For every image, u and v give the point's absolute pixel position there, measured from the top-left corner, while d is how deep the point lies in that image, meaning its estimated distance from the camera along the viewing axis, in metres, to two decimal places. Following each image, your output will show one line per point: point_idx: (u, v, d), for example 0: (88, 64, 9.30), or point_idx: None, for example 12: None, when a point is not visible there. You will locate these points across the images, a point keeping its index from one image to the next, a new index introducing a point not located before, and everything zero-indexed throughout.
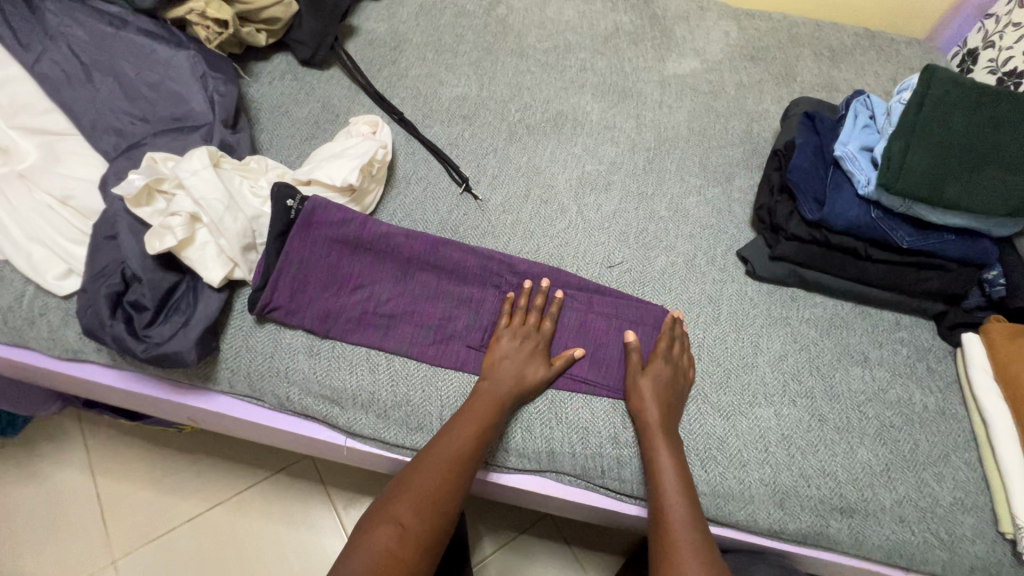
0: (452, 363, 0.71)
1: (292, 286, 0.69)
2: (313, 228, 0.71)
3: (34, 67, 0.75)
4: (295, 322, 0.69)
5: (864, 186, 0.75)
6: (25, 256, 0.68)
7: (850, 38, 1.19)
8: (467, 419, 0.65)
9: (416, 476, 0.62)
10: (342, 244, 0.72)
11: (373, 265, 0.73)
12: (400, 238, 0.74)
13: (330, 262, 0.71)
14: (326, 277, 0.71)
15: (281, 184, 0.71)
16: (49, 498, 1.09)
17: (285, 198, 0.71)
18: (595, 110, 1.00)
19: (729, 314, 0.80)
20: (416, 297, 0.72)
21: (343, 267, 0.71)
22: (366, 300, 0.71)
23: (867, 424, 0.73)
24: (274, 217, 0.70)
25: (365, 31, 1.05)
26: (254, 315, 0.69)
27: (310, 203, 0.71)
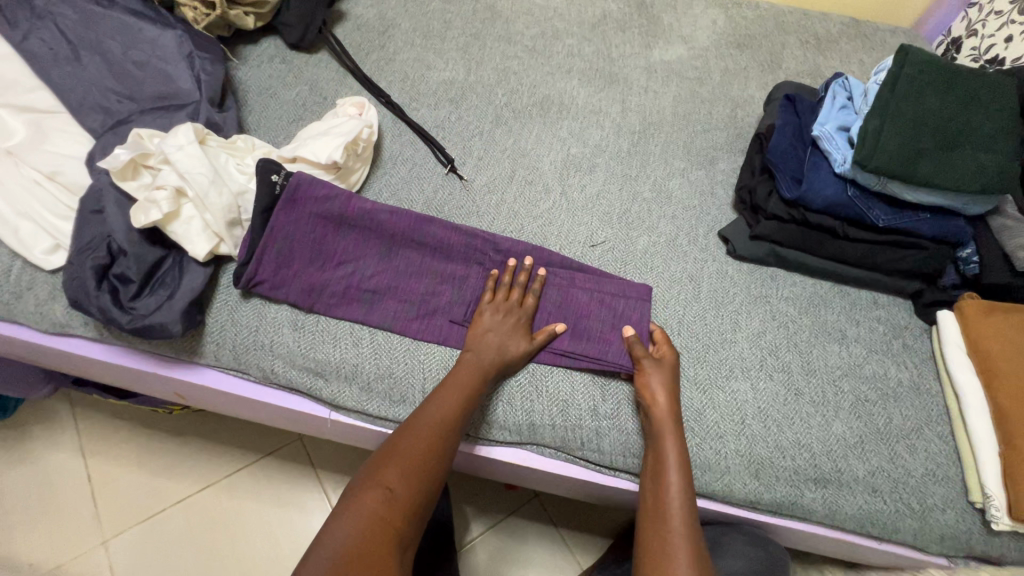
0: (435, 338, 0.72)
1: (277, 261, 0.70)
2: (299, 204, 0.72)
3: (22, 45, 0.76)
4: (280, 296, 0.70)
5: (840, 165, 0.76)
6: (12, 230, 0.69)
7: (836, 27, 1.20)
8: (454, 389, 0.66)
9: (404, 444, 0.62)
10: (328, 219, 0.73)
11: (358, 241, 0.74)
12: (384, 214, 0.74)
13: (316, 237, 0.72)
14: (312, 253, 0.72)
15: (267, 159, 0.72)
16: (40, 479, 1.09)
17: (270, 173, 0.71)
18: (581, 94, 1.01)
19: (710, 292, 0.81)
20: (401, 274, 0.74)
21: (329, 243, 0.73)
22: (349, 275, 0.72)
23: (842, 398, 0.74)
24: (260, 192, 0.71)
25: (353, 16, 1.06)
26: (240, 289, 0.70)
27: (294, 178, 0.72)
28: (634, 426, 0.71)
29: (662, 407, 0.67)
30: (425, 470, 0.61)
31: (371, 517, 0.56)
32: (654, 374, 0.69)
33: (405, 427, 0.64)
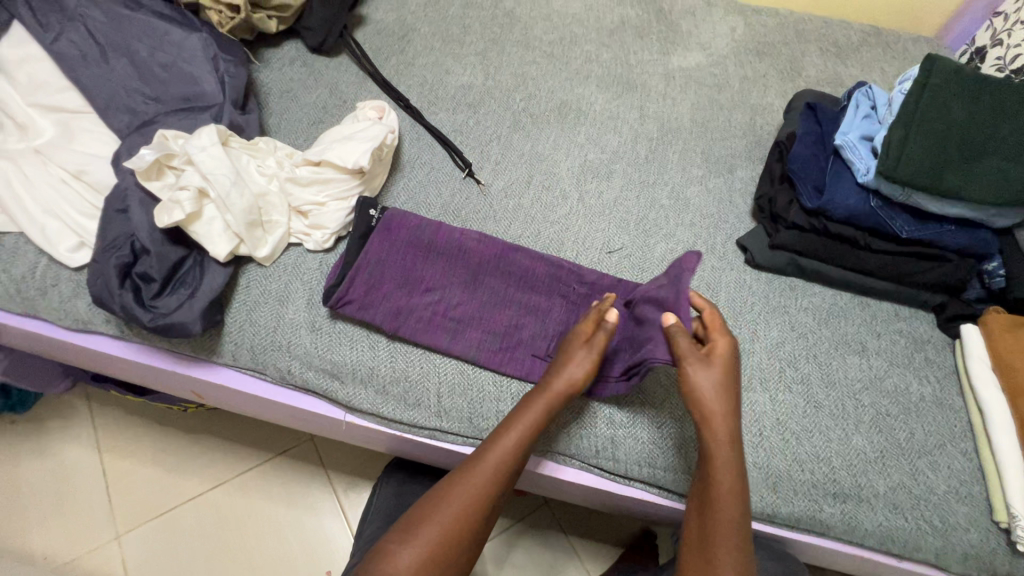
0: (519, 371, 0.71)
1: (367, 282, 0.71)
2: (393, 227, 0.75)
3: (51, 46, 0.77)
4: (366, 318, 0.70)
5: (863, 175, 0.75)
6: (39, 228, 0.70)
7: (857, 35, 1.19)
8: (511, 430, 0.63)
9: (456, 494, 0.61)
10: (418, 243, 0.75)
11: (439, 264, 0.75)
12: (464, 239, 0.76)
13: (405, 260, 0.74)
14: (400, 278, 0.73)
15: (363, 195, 0.76)
16: (56, 473, 1.11)
17: (368, 208, 0.75)
18: (599, 100, 1.01)
19: (727, 301, 0.80)
20: (439, 284, 0.74)
21: (417, 270, 0.74)
22: (424, 296, 0.73)
23: (863, 411, 0.73)
24: (357, 223, 0.74)
25: (374, 20, 1.06)
26: (327, 307, 0.70)
27: (389, 212, 0.76)
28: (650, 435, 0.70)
29: (719, 442, 0.62)
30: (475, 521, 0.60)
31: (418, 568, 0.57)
32: (706, 375, 0.63)
33: (459, 472, 0.62)
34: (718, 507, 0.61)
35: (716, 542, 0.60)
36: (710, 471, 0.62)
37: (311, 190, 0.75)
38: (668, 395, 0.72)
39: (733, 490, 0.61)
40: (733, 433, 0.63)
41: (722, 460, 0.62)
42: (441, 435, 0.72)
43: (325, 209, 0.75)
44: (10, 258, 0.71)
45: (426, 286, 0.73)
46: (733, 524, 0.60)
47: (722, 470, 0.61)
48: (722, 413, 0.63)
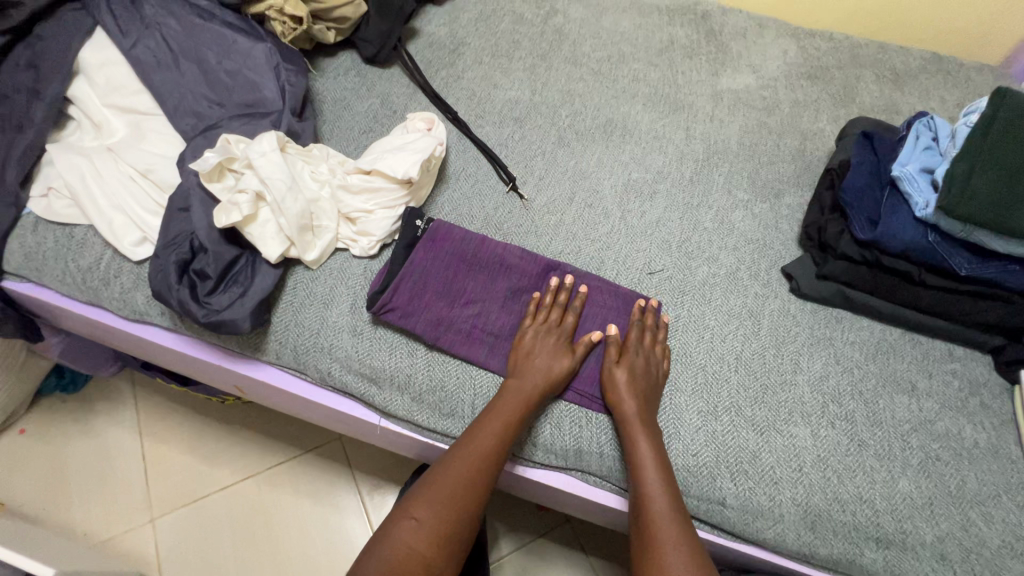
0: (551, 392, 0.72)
1: (411, 290, 0.72)
2: (437, 237, 0.76)
3: (129, 51, 0.81)
4: (406, 325, 0.71)
5: (922, 209, 0.72)
6: (107, 221, 0.74)
7: (916, 62, 1.15)
8: (487, 432, 0.65)
9: (439, 491, 0.63)
10: (462, 256, 0.76)
11: (480, 279, 0.75)
12: (507, 255, 0.77)
13: (450, 271, 0.75)
14: (442, 288, 0.74)
15: (411, 206, 0.79)
16: (100, 454, 1.16)
17: (415, 218, 0.77)
18: (644, 120, 1.01)
19: (770, 329, 0.78)
20: (475, 297, 0.74)
21: (459, 282, 0.75)
22: (463, 308, 0.73)
23: (910, 454, 0.70)
24: (403, 233, 0.76)
25: (426, 33, 1.09)
26: (370, 314, 0.72)
27: (434, 224, 0.78)
28: (684, 462, 0.68)
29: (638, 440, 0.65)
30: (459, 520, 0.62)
31: (405, 557, 0.59)
32: (620, 373, 0.69)
33: (433, 474, 0.65)
34: (639, 465, 0.64)
35: (648, 498, 0.62)
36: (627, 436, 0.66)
37: (360, 198, 0.77)
38: (705, 423, 0.71)
39: (654, 446, 0.65)
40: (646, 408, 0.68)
41: (636, 424, 0.66)
42: None
43: (372, 217, 0.76)
44: (79, 249, 0.75)
45: (465, 298, 0.74)
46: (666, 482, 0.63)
47: (637, 430, 0.66)
48: (637, 390, 0.68)
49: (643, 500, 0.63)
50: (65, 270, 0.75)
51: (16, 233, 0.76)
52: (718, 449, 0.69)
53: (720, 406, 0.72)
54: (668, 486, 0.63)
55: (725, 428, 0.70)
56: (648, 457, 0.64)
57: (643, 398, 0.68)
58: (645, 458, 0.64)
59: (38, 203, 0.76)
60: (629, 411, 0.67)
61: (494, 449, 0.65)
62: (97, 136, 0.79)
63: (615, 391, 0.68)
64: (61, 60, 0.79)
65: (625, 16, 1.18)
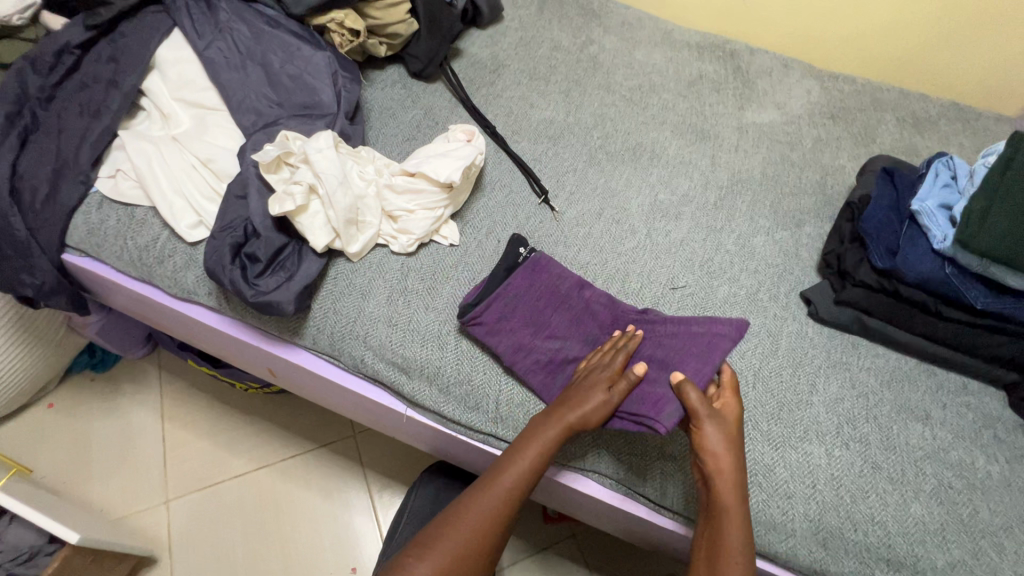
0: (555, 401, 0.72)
1: (502, 310, 0.75)
2: (536, 267, 0.79)
3: (203, 51, 0.88)
4: (491, 342, 0.74)
5: (940, 242, 0.75)
6: (167, 203, 0.79)
7: (936, 109, 1.20)
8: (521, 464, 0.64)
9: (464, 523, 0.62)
10: (556, 292, 0.78)
11: (565, 314, 0.77)
12: (600, 297, 0.79)
13: (544, 301, 0.77)
14: (529, 316, 0.76)
15: (516, 234, 0.82)
16: (123, 433, 1.19)
17: (519, 246, 0.81)
18: (673, 145, 1.06)
19: (788, 349, 0.81)
20: (559, 330, 0.77)
21: (546, 313, 0.77)
22: (546, 340, 0.75)
23: (923, 480, 0.71)
24: (506, 256, 0.80)
25: (469, 54, 1.16)
26: (459, 324, 0.75)
27: (536, 254, 0.80)
28: None
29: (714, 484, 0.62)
30: (487, 543, 0.62)
31: None
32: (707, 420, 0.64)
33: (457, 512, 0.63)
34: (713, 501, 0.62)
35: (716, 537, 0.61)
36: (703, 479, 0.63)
37: (403, 198, 0.81)
38: None
39: (735, 491, 0.62)
40: (736, 456, 0.63)
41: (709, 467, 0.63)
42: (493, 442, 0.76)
43: (413, 216, 0.81)
44: (138, 228, 0.81)
45: (543, 330, 0.76)
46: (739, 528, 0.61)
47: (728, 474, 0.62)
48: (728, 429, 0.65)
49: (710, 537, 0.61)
50: (124, 247, 0.81)
51: (83, 210, 0.81)
52: None
53: None
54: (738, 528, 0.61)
55: (742, 440, 0.72)
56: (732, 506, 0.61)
57: (729, 434, 0.64)
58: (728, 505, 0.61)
59: (106, 183, 0.82)
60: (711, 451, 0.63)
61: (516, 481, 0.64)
62: (164, 127, 0.85)
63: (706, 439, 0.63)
64: (140, 56, 0.86)
65: (656, 49, 1.24)
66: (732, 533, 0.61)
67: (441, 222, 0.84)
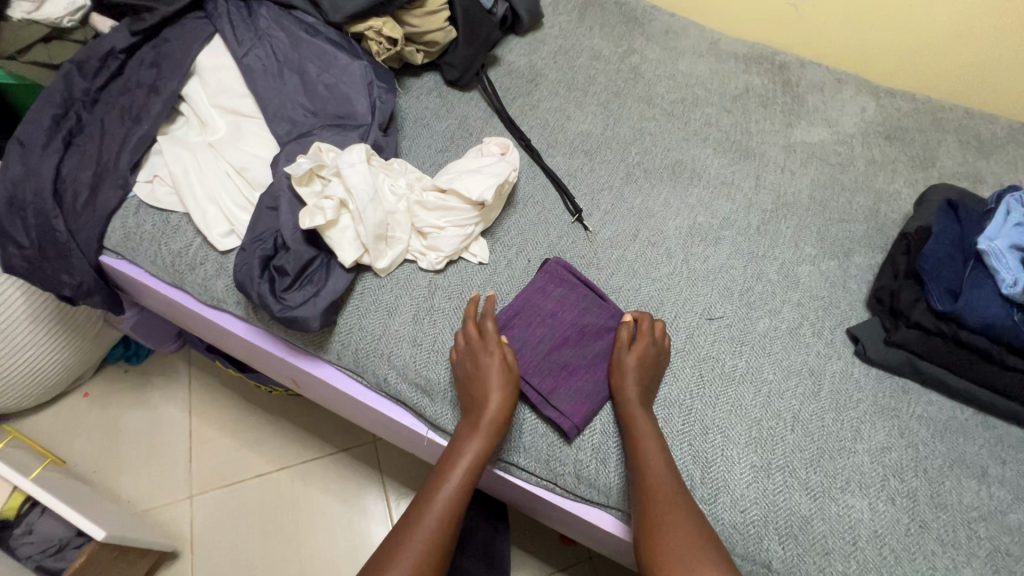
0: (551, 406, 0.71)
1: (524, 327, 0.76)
2: (564, 286, 0.79)
3: (241, 58, 0.88)
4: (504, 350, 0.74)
5: (1008, 286, 0.70)
6: (200, 211, 0.80)
7: (1004, 131, 1.12)
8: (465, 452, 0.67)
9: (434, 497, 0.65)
10: (582, 316, 0.78)
11: (591, 338, 0.77)
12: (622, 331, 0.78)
13: (570, 326, 0.77)
14: (547, 335, 0.76)
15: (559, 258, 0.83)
16: (152, 425, 1.22)
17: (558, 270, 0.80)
18: (714, 164, 1.01)
19: (832, 391, 0.76)
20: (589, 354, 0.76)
21: (565, 336, 0.76)
22: (554, 359, 0.75)
23: (976, 544, 0.66)
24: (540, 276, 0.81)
25: (506, 62, 1.14)
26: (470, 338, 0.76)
27: (576, 276, 0.81)
28: (731, 518, 0.67)
29: (636, 417, 0.68)
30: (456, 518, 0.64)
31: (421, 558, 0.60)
32: (626, 356, 0.72)
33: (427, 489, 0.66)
34: (637, 436, 0.67)
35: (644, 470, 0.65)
36: (626, 415, 0.69)
37: (434, 214, 0.80)
38: (757, 479, 0.68)
39: (664, 461, 0.65)
40: (642, 385, 0.71)
41: (632, 406, 0.69)
42: (514, 471, 0.74)
43: (443, 234, 0.79)
44: (172, 234, 0.81)
45: (566, 352, 0.76)
46: (676, 495, 0.63)
47: (645, 435, 0.67)
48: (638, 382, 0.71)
49: (640, 469, 0.65)
50: (157, 252, 0.81)
51: (121, 213, 0.83)
52: (768, 509, 0.67)
53: (774, 464, 0.69)
54: (662, 455, 0.66)
55: (779, 488, 0.68)
56: (664, 475, 0.64)
57: (643, 368, 0.72)
58: (657, 475, 0.64)
59: (144, 188, 0.83)
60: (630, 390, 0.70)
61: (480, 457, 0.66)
62: (201, 133, 0.86)
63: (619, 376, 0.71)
64: (181, 63, 0.86)
65: (701, 60, 1.19)
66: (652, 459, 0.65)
67: (471, 239, 0.82)
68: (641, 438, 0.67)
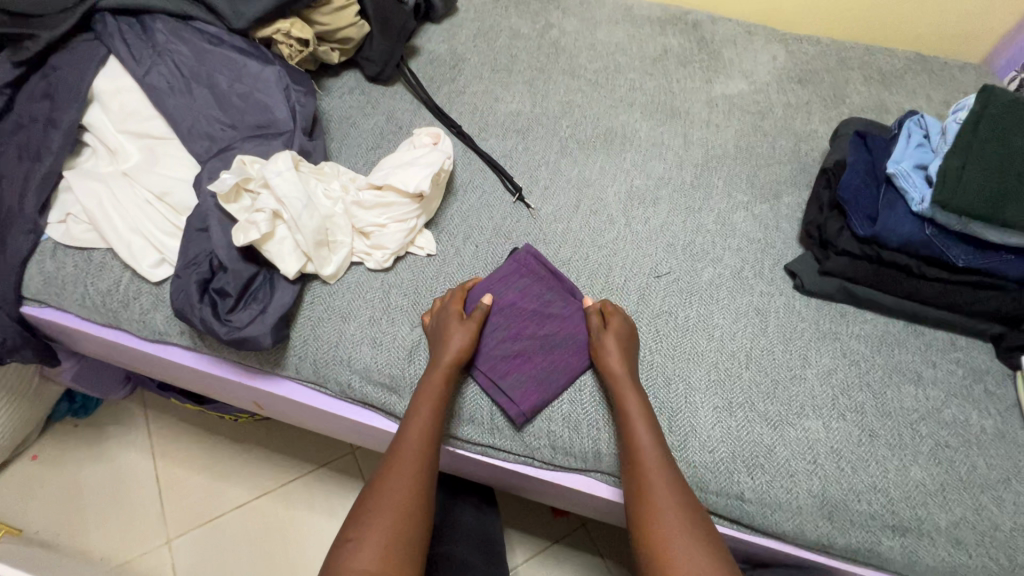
0: (500, 392, 0.73)
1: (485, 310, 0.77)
2: (530, 275, 0.79)
3: (143, 78, 0.83)
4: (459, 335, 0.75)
5: (918, 204, 0.75)
6: (125, 244, 0.76)
7: (901, 62, 1.19)
8: (412, 433, 0.67)
9: (388, 490, 0.63)
10: (545, 306, 0.78)
11: (551, 326, 0.77)
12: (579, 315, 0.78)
13: (529, 313, 0.77)
14: (507, 319, 0.77)
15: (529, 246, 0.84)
16: (113, 477, 1.16)
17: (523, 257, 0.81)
18: (643, 127, 1.04)
19: (777, 326, 0.80)
20: (550, 340, 0.76)
21: (524, 322, 0.77)
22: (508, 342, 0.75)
23: (920, 442, 0.72)
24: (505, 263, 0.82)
25: (426, 51, 1.12)
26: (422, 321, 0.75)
27: (546, 263, 0.80)
28: (701, 459, 0.70)
29: (625, 393, 0.69)
30: (412, 506, 0.63)
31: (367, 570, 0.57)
32: (609, 336, 0.72)
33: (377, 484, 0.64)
34: (627, 410, 0.68)
35: (636, 443, 0.66)
36: (617, 389, 0.69)
37: (373, 212, 0.79)
38: (720, 419, 0.72)
39: (652, 434, 0.67)
40: (626, 360, 0.71)
41: (624, 381, 0.69)
42: (493, 452, 0.74)
43: (385, 230, 0.79)
44: (98, 272, 0.77)
45: (521, 340, 0.76)
46: (663, 466, 0.65)
47: (633, 410, 0.68)
48: (625, 359, 0.71)
49: (631, 444, 0.66)
50: (85, 294, 0.77)
51: (36, 259, 0.77)
52: (733, 445, 0.70)
53: (734, 402, 0.73)
54: (652, 429, 0.67)
55: (741, 424, 0.72)
56: (651, 448, 0.65)
57: (622, 341, 0.73)
58: (645, 448, 0.65)
59: (57, 228, 0.77)
60: (616, 366, 0.70)
61: (424, 440, 0.67)
62: (112, 162, 0.81)
63: (605, 353, 0.71)
64: (75, 90, 0.80)
65: (618, 28, 1.21)
66: (641, 431, 0.67)
67: (416, 232, 0.82)
68: (629, 411, 0.68)
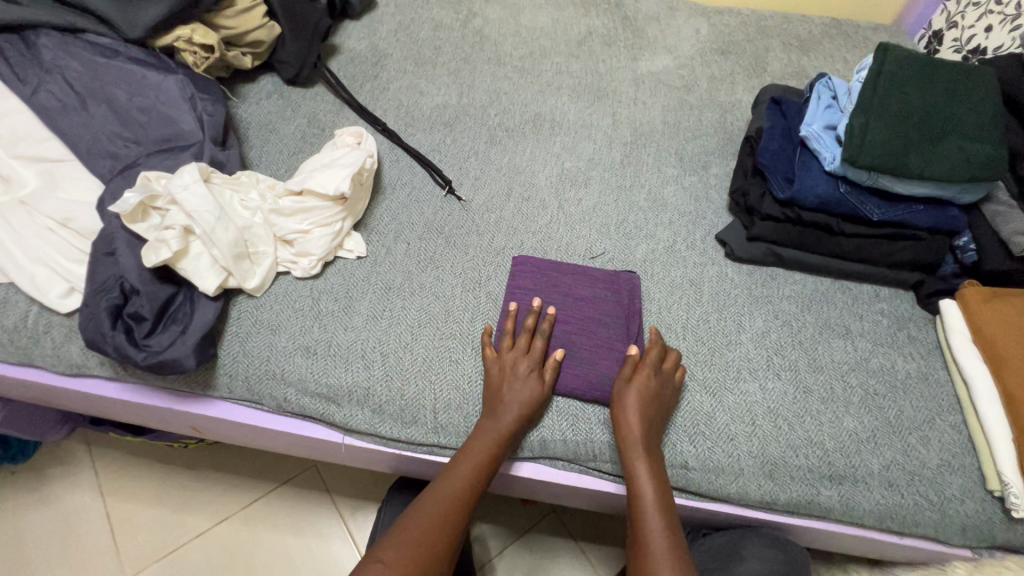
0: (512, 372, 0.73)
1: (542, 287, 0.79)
2: (614, 292, 0.80)
3: (31, 99, 0.79)
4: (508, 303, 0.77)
5: (830, 163, 0.77)
6: (27, 275, 0.71)
7: (818, 28, 1.23)
8: (460, 467, 0.65)
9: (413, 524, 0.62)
10: (597, 321, 0.77)
11: (585, 339, 0.75)
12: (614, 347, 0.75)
13: (580, 317, 0.77)
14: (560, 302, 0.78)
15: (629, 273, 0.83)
16: (60, 520, 1.10)
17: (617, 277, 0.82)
18: (572, 110, 1.03)
19: (711, 295, 0.82)
20: (575, 348, 0.74)
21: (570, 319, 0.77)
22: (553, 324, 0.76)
23: (851, 393, 0.74)
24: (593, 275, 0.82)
25: (346, 49, 1.09)
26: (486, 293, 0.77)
27: (632, 296, 0.80)
28: None
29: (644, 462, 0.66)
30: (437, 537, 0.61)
31: None
32: (633, 389, 0.69)
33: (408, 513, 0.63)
34: (644, 481, 0.65)
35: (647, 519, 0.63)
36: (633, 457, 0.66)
37: (295, 219, 0.76)
38: None
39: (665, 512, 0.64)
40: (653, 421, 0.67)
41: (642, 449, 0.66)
42: (438, 451, 0.73)
43: (309, 236, 0.77)
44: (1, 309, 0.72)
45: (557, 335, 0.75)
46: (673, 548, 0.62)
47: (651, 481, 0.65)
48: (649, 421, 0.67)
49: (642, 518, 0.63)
50: None
51: None
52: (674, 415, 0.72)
53: None
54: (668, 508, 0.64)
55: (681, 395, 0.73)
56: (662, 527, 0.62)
57: (651, 399, 0.68)
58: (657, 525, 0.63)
59: None
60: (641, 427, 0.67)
61: (468, 476, 0.65)
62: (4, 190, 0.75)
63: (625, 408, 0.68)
64: None
65: (541, 12, 1.20)
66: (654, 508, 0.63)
67: (343, 236, 0.80)
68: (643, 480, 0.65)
